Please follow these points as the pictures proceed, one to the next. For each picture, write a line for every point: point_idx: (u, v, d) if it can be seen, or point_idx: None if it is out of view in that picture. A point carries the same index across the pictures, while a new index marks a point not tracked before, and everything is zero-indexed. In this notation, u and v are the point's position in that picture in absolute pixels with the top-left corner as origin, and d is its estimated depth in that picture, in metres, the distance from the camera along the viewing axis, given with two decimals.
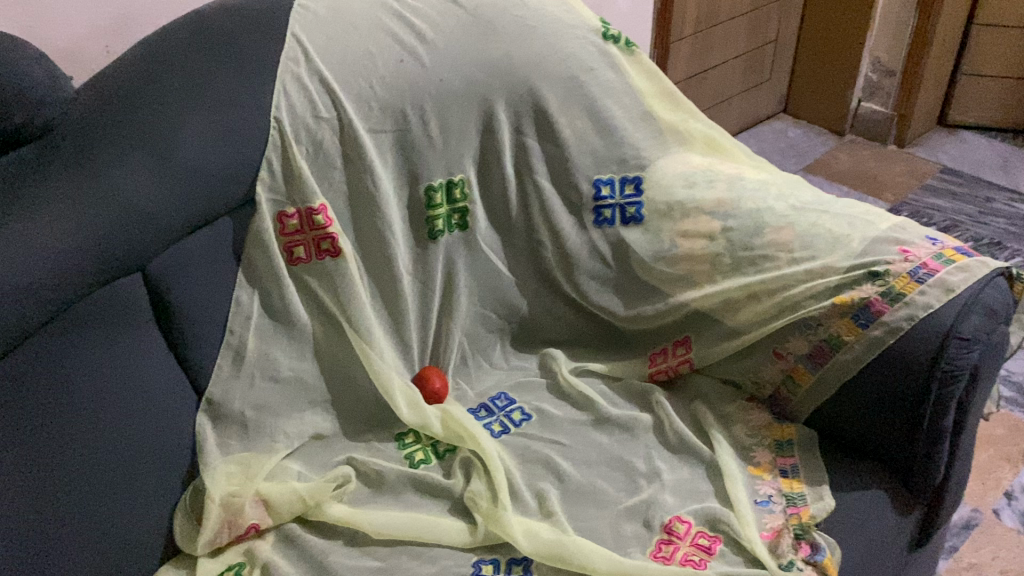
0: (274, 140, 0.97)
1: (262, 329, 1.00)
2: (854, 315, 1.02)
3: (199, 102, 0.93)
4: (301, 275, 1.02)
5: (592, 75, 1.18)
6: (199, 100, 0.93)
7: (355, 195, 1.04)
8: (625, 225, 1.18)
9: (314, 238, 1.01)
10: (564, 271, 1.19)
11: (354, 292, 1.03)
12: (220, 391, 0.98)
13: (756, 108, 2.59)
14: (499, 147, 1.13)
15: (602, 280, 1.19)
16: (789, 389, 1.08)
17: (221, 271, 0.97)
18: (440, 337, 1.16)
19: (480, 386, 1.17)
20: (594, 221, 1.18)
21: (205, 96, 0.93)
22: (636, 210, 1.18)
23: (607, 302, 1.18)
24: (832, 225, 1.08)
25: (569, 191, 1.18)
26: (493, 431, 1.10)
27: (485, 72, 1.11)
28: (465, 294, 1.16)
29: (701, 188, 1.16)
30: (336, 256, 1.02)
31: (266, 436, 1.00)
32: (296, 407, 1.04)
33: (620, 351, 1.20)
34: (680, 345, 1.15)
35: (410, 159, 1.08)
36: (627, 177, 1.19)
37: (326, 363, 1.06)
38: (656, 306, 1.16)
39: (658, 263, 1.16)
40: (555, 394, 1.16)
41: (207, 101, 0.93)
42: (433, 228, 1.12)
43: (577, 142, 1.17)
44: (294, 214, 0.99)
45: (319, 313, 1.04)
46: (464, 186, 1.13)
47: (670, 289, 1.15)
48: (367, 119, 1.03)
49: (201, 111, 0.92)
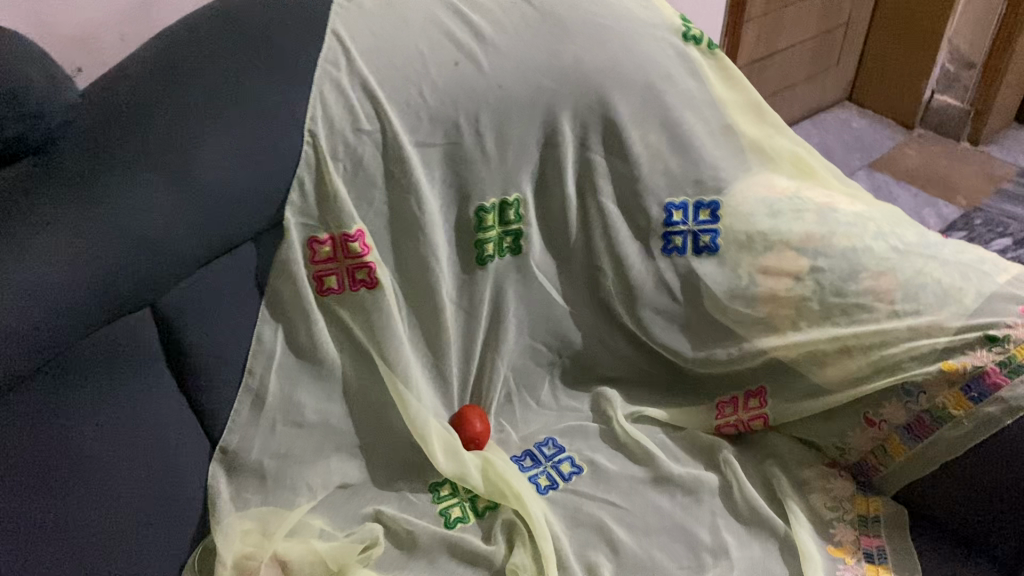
0: (308, 158, 0.84)
1: (287, 368, 0.88)
2: (964, 386, 0.88)
3: (226, 114, 0.80)
4: (333, 307, 0.90)
5: (670, 82, 1.03)
6: (226, 113, 0.80)
7: (398, 217, 0.91)
8: (697, 255, 1.05)
9: (349, 267, 0.88)
10: (626, 304, 1.05)
11: (391, 329, 0.91)
12: (237, 439, 0.87)
13: (821, 95, 2.41)
14: (562, 163, 1.00)
15: (668, 316, 1.05)
16: (879, 460, 0.95)
17: (242, 305, 0.85)
18: (484, 372, 1.04)
19: (526, 429, 1.05)
20: (663, 249, 1.05)
21: (234, 107, 0.80)
22: (711, 239, 1.04)
23: (673, 341, 1.05)
24: (942, 274, 0.94)
25: (637, 214, 1.04)
26: (539, 485, 0.98)
27: (551, 78, 0.96)
28: (513, 326, 1.04)
29: (789, 218, 1.02)
30: (373, 287, 0.90)
31: (287, 488, 0.89)
32: (322, 454, 0.92)
33: (683, 395, 1.08)
34: (753, 397, 1.03)
35: (461, 176, 0.95)
36: (703, 201, 1.05)
37: (357, 403, 0.94)
38: (729, 350, 1.03)
39: (734, 302, 1.02)
40: (608, 442, 1.03)
41: (235, 113, 0.80)
42: (482, 253, 0.99)
43: (649, 160, 1.03)
44: (326, 240, 0.87)
45: (352, 349, 0.92)
46: (520, 207, 1.00)
47: (746, 332, 1.02)
48: (415, 132, 0.90)
49: (227, 124, 0.79)
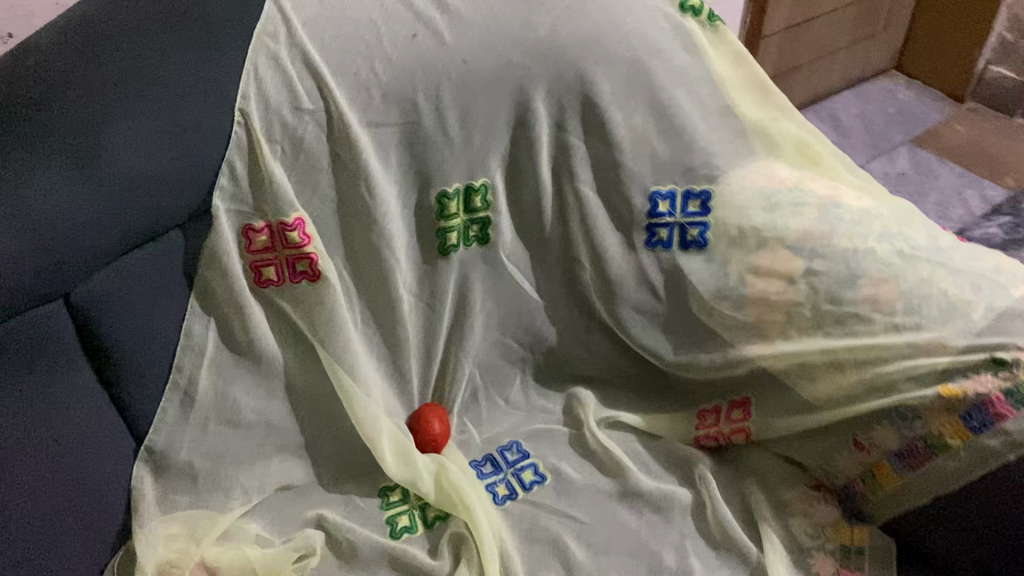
0: (239, 140, 0.77)
1: (221, 364, 0.82)
2: (964, 413, 0.79)
3: (143, 91, 0.72)
4: (273, 299, 0.83)
5: (661, 58, 0.93)
6: (144, 88, 0.72)
7: (346, 204, 0.84)
8: (684, 249, 0.96)
9: (289, 258, 0.82)
10: (604, 300, 0.97)
11: (337, 326, 0.85)
12: (164, 438, 0.81)
13: (865, 63, 2.26)
14: (534, 146, 0.91)
15: (648, 315, 0.97)
16: (866, 486, 0.86)
17: (168, 297, 0.78)
18: (447, 368, 0.97)
19: (490, 430, 0.99)
20: (647, 242, 0.96)
21: (153, 83, 0.73)
22: (699, 233, 0.95)
23: (653, 342, 0.97)
24: (950, 284, 0.84)
25: (619, 204, 0.95)
26: (496, 495, 0.91)
27: (524, 52, 0.87)
28: (480, 321, 0.96)
29: (787, 213, 0.92)
30: (314, 280, 0.83)
31: (221, 489, 0.84)
32: (262, 454, 0.87)
33: (661, 400, 1.00)
34: (736, 408, 0.94)
35: (420, 158, 0.86)
36: (693, 190, 0.95)
37: (301, 400, 0.88)
38: (712, 356, 0.94)
39: (721, 304, 0.93)
40: (577, 449, 0.96)
41: (154, 88, 0.73)
42: (445, 241, 0.91)
43: (633, 144, 0.93)
44: (262, 228, 0.80)
45: (295, 344, 0.86)
46: (487, 193, 0.91)
47: (731, 337, 0.93)
48: (365, 111, 0.82)
49: (144, 103, 0.72)
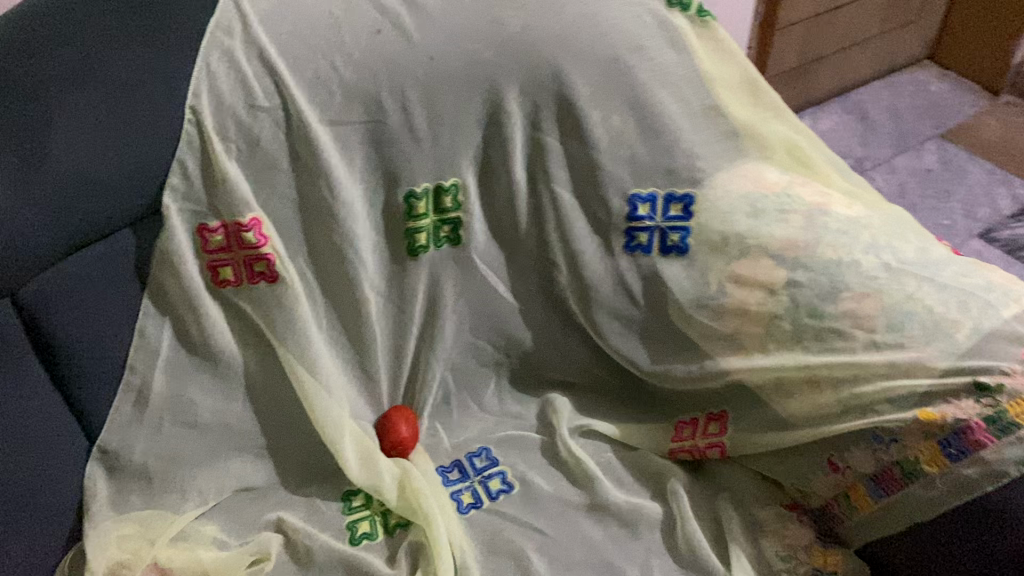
0: (190, 137, 0.75)
1: (177, 364, 0.81)
2: (942, 440, 0.75)
3: (88, 86, 0.70)
4: (231, 299, 0.82)
5: (642, 54, 0.90)
6: (89, 83, 0.70)
7: (308, 203, 0.82)
8: (664, 255, 0.92)
9: (245, 258, 0.80)
10: (580, 304, 0.94)
11: (296, 327, 0.84)
12: (116, 438, 0.81)
13: (896, 53, 2.18)
14: (507, 146, 0.88)
15: (626, 322, 0.94)
16: (842, 509, 0.82)
17: (120, 298, 0.77)
18: (417, 370, 0.95)
19: (461, 436, 0.96)
20: (626, 246, 0.92)
21: (98, 78, 0.70)
22: (680, 238, 0.91)
23: (630, 350, 0.94)
24: (937, 301, 0.79)
25: (596, 206, 0.92)
26: (460, 503, 0.89)
27: (495, 50, 0.84)
28: (451, 323, 0.94)
29: (771, 220, 0.88)
30: (273, 281, 0.82)
31: (177, 490, 0.84)
32: (221, 454, 0.86)
33: (638, 410, 0.97)
34: (713, 422, 0.91)
35: (386, 157, 0.84)
36: (675, 194, 0.91)
37: (263, 401, 0.87)
38: (689, 367, 0.91)
39: (699, 313, 0.90)
40: (548, 457, 0.94)
41: (100, 84, 0.70)
42: (414, 242, 0.88)
43: (611, 145, 0.90)
44: (218, 228, 0.78)
45: (256, 345, 0.85)
46: (458, 193, 0.88)
47: (709, 348, 0.89)
48: (326, 109, 0.80)
49: (89, 99, 0.70)
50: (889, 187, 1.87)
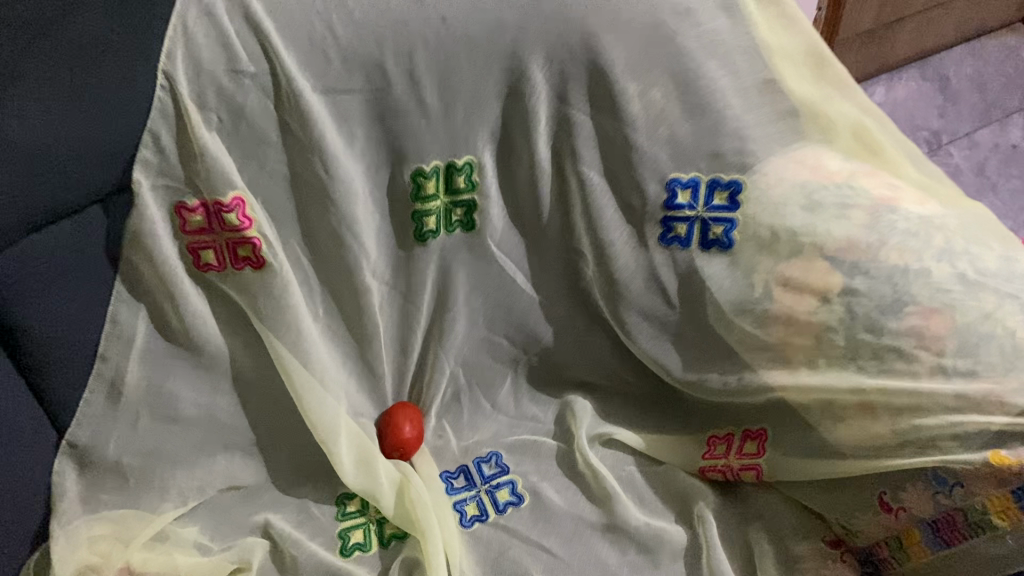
0: (164, 107, 0.66)
1: (154, 353, 0.74)
2: (1016, 489, 0.64)
3: (52, 62, 0.61)
4: (216, 285, 0.74)
5: (691, 19, 0.77)
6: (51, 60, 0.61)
7: (301, 182, 0.74)
8: (705, 250, 0.81)
9: (229, 242, 0.72)
10: (607, 300, 0.84)
11: (286, 319, 0.76)
12: (87, 433, 0.74)
13: (986, 15, 1.99)
14: (529, 120, 0.77)
15: (657, 323, 0.83)
16: (892, 553, 0.73)
17: (88, 280, 0.70)
18: (425, 365, 0.88)
19: (470, 438, 0.88)
20: (661, 238, 0.81)
21: (63, 53, 0.61)
22: (724, 231, 0.80)
23: (661, 354, 0.84)
24: (1020, 324, 0.68)
25: (629, 191, 0.81)
26: (463, 515, 0.81)
27: (516, 10, 0.73)
28: (464, 316, 0.86)
29: (829, 216, 0.76)
30: (259, 268, 0.73)
31: (155, 488, 0.77)
32: (205, 451, 0.79)
33: (665, 419, 0.87)
34: (750, 440, 0.81)
35: (392, 131, 0.75)
36: (720, 180, 0.80)
37: (252, 394, 0.80)
38: (726, 379, 0.81)
39: (741, 318, 0.79)
40: (564, 468, 0.85)
41: (65, 57, 0.61)
42: (422, 227, 0.80)
43: (649, 123, 0.78)
44: (197, 207, 0.70)
45: (243, 335, 0.77)
46: (473, 172, 0.79)
47: (750, 358, 0.79)
48: (322, 77, 0.71)
49: (51, 73, 0.62)
50: (968, 164, 1.71)
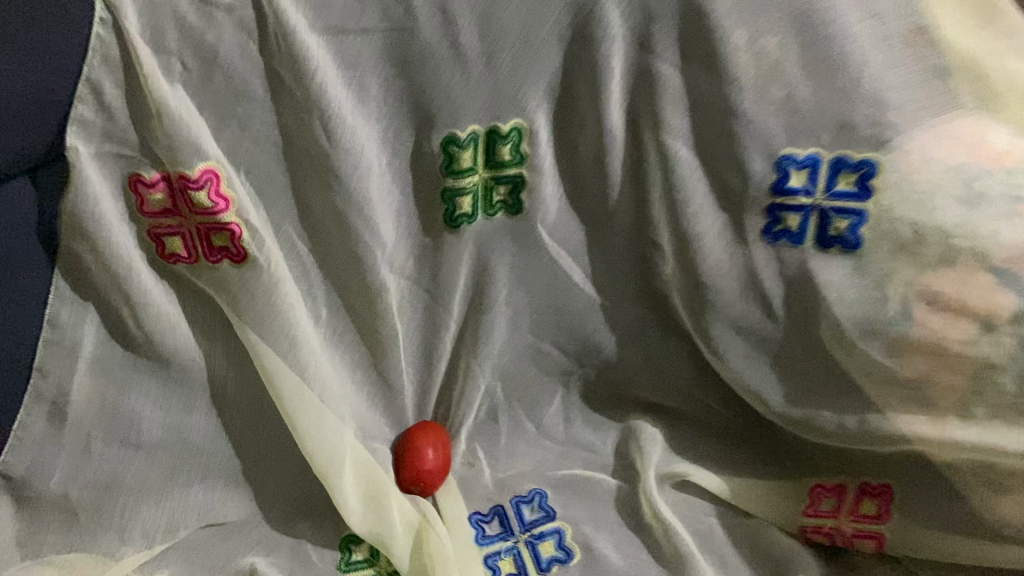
0: (105, 49, 0.49)
1: (110, 364, 0.59)
2: None
3: None
4: (186, 280, 0.57)
5: None
6: None
7: (297, 151, 0.56)
8: (822, 248, 0.61)
9: (202, 228, 0.55)
10: (687, 308, 0.66)
11: (276, 325, 0.59)
12: (25, 461, 0.60)
13: None
14: (598, 75, 0.58)
15: (752, 340, 0.65)
16: None
17: (17, 273, 0.54)
18: (454, 376, 0.71)
19: (509, 468, 0.72)
20: (765, 231, 0.62)
21: None
22: (851, 226, 0.60)
23: (754, 379, 0.66)
24: None
25: (726, 170, 0.61)
26: (496, 573, 0.65)
27: None
28: (505, 318, 0.69)
29: (996, 214, 0.56)
30: (240, 261, 0.56)
31: (111, 528, 0.62)
32: (178, 480, 0.64)
33: (751, 459, 0.70)
34: (866, 498, 0.65)
35: (418, 85, 0.57)
36: (847, 158, 0.59)
37: (237, 412, 0.64)
38: (843, 419, 0.64)
39: (868, 342, 0.61)
40: (624, 515, 0.68)
41: None
42: (455, 209, 0.62)
43: (759, 82, 0.58)
44: (156, 183, 0.53)
45: (223, 342, 0.60)
46: (521, 141, 0.60)
47: (877, 395, 0.62)
48: (324, 11, 0.53)
49: None
50: None
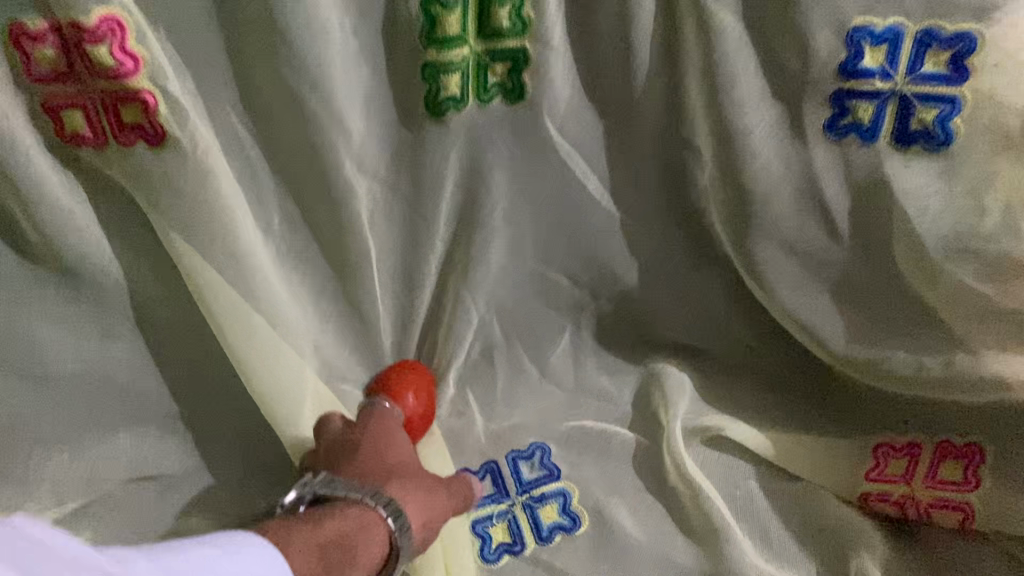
0: None
1: (3, 277, 0.48)
2: None
3: None
4: (96, 171, 0.46)
5: None
6: None
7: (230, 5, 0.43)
8: (901, 146, 0.48)
9: (107, 99, 0.43)
10: (728, 224, 0.54)
11: (212, 229, 0.47)
12: None
13: None
14: None
15: (807, 263, 0.53)
16: None
17: None
18: (441, 308, 0.59)
19: (505, 420, 0.59)
20: (828, 124, 0.49)
21: None
22: (941, 118, 0.46)
23: (810, 312, 0.54)
24: None
25: (785, 45, 0.47)
26: (485, 544, 0.53)
27: None
28: (504, 237, 0.56)
29: None
30: (156, 144, 0.44)
31: (11, 482, 0.51)
32: (100, 423, 0.53)
33: (796, 407, 0.58)
34: (947, 461, 0.52)
35: None
36: (939, 33, 0.44)
37: (171, 340, 0.52)
38: (920, 360, 0.51)
39: (958, 264, 0.48)
40: (644, 477, 0.56)
41: None
42: (434, 95, 0.49)
43: None
44: (43, 35, 0.41)
45: (152, 251, 0.49)
46: (524, 4, 0.47)
47: (967, 330, 0.49)
48: None
49: None
50: None
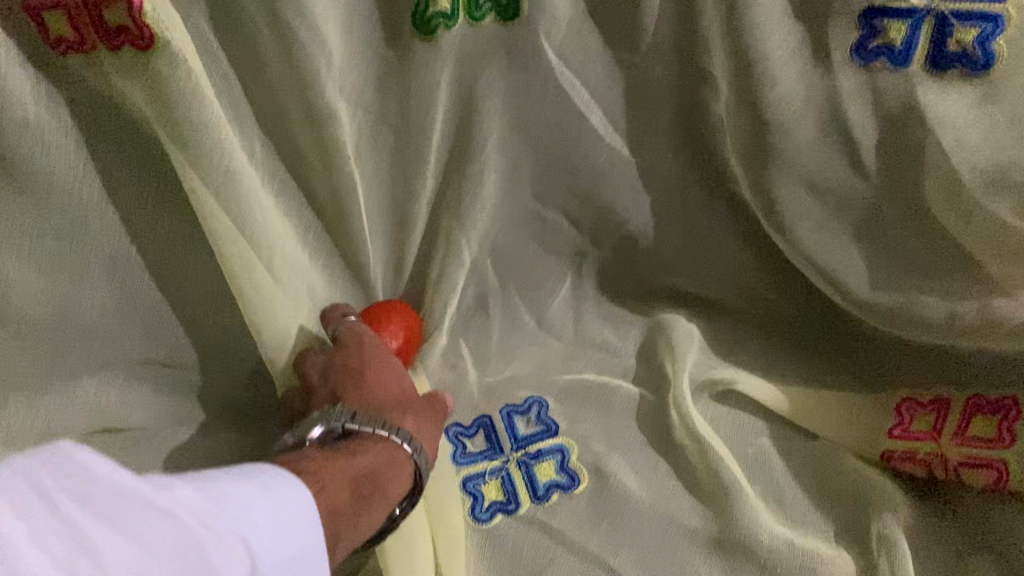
0: None
1: None
2: None
3: None
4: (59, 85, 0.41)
5: None
6: None
7: None
8: (935, 71, 0.42)
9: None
10: (744, 161, 0.49)
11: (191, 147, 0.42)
12: None
13: None
14: None
15: (833, 202, 0.48)
16: None
17: None
18: (432, 252, 0.54)
19: (500, 373, 0.56)
20: (857, 46, 0.43)
21: None
22: (982, 38, 0.41)
23: (834, 257, 0.49)
24: None
25: None
26: (477, 505, 0.49)
27: None
28: (499, 174, 0.52)
29: None
30: (146, 48, 0.39)
31: None
32: (65, 369, 0.49)
33: (814, 362, 0.54)
34: (976, 417, 0.48)
35: None
36: None
37: (149, 281, 0.48)
38: (955, 307, 0.47)
39: (998, 200, 0.43)
40: (649, 434, 0.52)
41: None
42: (423, 13, 0.44)
43: None
44: None
45: (113, 183, 0.44)
46: None
47: (1007, 273, 0.45)
48: None
49: None
50: None
